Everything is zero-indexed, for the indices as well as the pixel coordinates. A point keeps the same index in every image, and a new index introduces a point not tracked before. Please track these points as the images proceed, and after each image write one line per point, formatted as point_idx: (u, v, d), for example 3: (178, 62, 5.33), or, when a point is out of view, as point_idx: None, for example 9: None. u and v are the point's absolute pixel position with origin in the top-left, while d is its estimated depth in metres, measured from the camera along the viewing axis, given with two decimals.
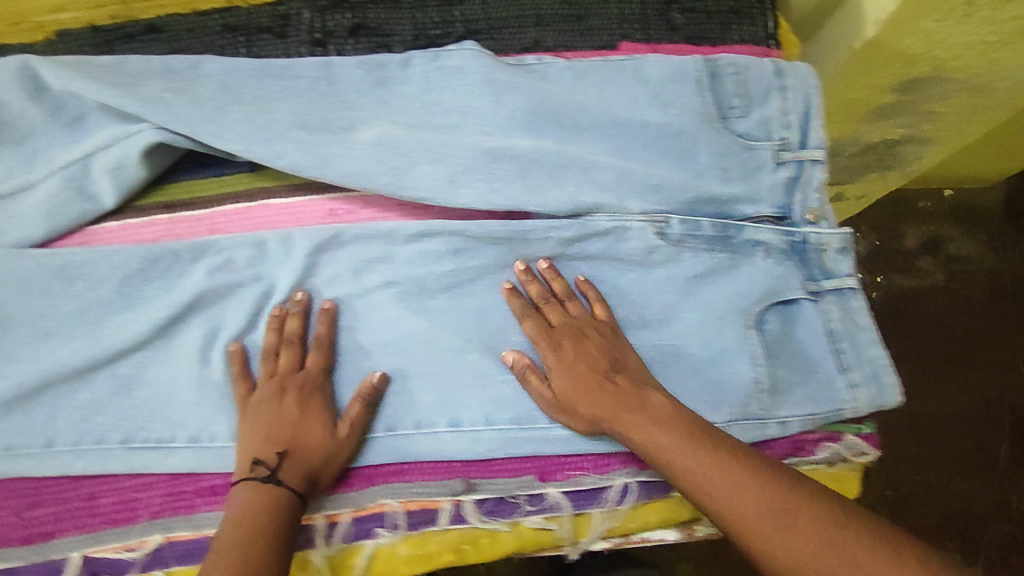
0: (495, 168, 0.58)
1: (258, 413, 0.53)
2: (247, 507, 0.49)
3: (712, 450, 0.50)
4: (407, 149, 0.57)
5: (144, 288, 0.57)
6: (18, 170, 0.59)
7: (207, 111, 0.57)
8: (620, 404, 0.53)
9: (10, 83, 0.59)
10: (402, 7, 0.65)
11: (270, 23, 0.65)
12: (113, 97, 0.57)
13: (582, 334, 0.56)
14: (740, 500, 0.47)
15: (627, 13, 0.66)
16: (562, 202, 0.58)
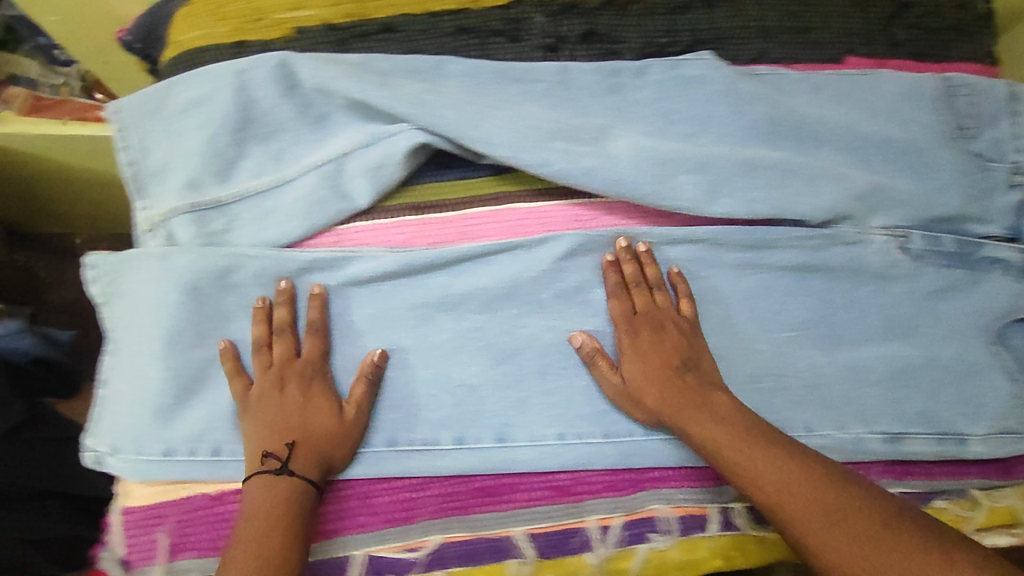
0: (750, 178, 0.59)
1: (258, 402, 0.54)
2: (275, 501, 0.50)
3: (774, 444, 0.51)
4: (666, 159, 0.58)
5: (397, 291, 0.59)
6: (268, 170, 0.60)
7: (471, 115, 0.57)
8: (688, 397, 0.54)
9: (268, 82, 0.59)
10: (631, 14, 0.66)
11: (501, 26, 0.65)
12: (378, 97, 0.57)
13: (662, 327, 0.57)
14: (786, 490, 0.48)
15: (851, 27, 0.67)
16: (813, 211, 0.59)
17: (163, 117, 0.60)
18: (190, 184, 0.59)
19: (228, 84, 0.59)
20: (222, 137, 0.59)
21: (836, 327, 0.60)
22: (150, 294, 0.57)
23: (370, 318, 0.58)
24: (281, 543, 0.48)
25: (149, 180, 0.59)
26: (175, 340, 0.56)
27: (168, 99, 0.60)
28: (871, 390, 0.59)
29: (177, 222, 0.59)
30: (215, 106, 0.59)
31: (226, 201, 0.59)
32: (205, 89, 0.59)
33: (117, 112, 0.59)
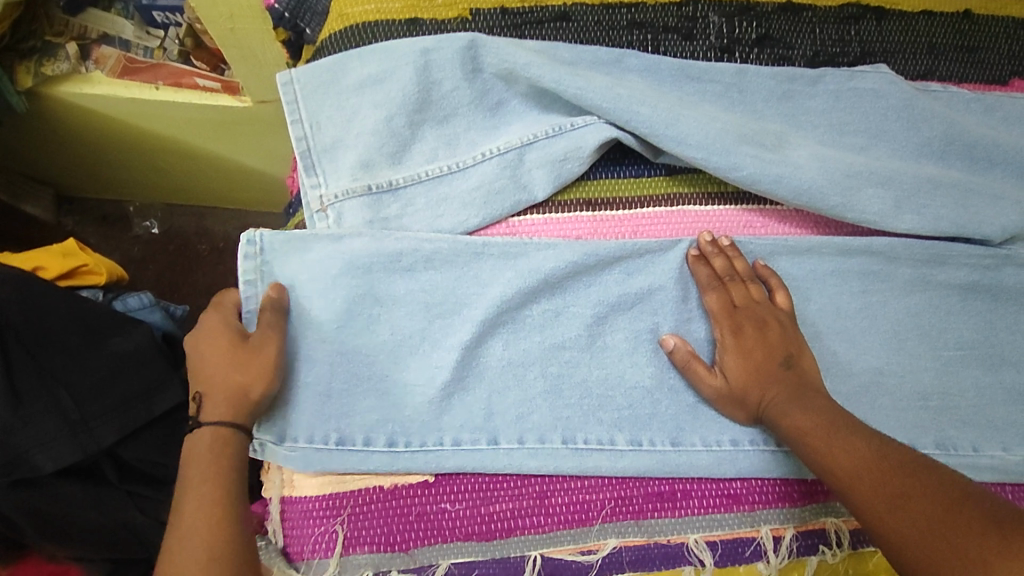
0: (934, 194, 0.58)
1: (211, 341, 0.52)
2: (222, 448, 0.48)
3: (851, 432, 0.47)
4: (854, 170, 0.57)
5: (572, 286, 0.56)
6: (443, 155, 0.57)
7: (663, 112, 0.56)
8: (785, 390, 0.52)
9: (452, 63, 0.57)
10: (803, 20, 0.65)
11: (676, 23, 0.63)
12: (572, 88, 0.56)
13: (764, 323, 0.54)
14: (859, 472, 0.45)
15: (1016, 50, 0.67)
16: (995, 230, 0.58)
17: (337, 93, 0.57)
18: (363, 166, 0.55)
19: (410, 64, 0.57)
20: (399, 117, 0.56)
21: (1000, 349, 0.58)
22: (319, 274, 0.53)
23: (549, 314, 0.56)
24: (220, 495, 0.46)
25: (320, 157, 0.55)
26: (344, 326, 0.53)
27: (343, 74, 0.57)
28: None
29: (347, 203, 0.55)
30: (394, 84, 0.56)
31: (399, 183, 0.56)
32: (384, 67, 0.57)
33: (289, 83, 0.56)
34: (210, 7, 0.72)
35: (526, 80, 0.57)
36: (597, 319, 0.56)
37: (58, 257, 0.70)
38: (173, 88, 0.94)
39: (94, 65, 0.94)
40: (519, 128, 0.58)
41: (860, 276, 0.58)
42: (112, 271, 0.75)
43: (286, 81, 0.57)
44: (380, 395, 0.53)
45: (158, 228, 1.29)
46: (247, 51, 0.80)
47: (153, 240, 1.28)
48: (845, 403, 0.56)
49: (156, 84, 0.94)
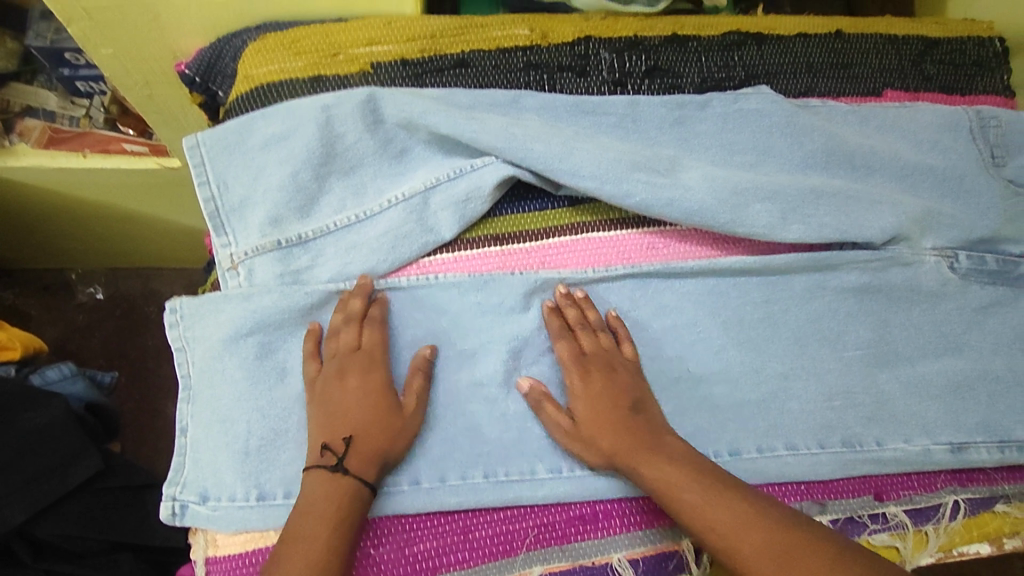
0: (818, 203, 0.62)
1: (335, 386, 0.52)
2: (337, 501, 0.48)
3: (725, 490, 0.49)
4: (740, 189, 0.61)
5: (481, 322, 0.57)
6: (350, 206, 0.59)
7: (556, 148, 0.59)
8: (637, 439, 0.52)
9: (352, 116, 0.59)
10: (689, 51, 0.70)
11: (570, 62, 0.67)
12: (469, 132, 0.59)
13: (614, 368, 0.55)
14: (739, 538, 0.47)
15: (886, 64, 0.73)
16: (875, 232, 0.61)
17: (242, 153, 0.58)
18: (271, 222, 0.57)
19: (310, 120, 0.58)
20: (303, 173, 0.58)
21: (894, 346, 0.61)
22: (229, 335, 0.54)
23: (463, 355, 0.56)
24: (339, 529, 0.47)
25: (228, 218, 0.57)
26: (259, 381, 0.54)
27: (248, 135, 0.59)
28: (932, 403, 0.60)
29: (257, 259, 0.56)
30: (296, 142, 0.58)
31: (308, 236, 0.57)
32: (286, 125, 0.59)
33: (195, 147, 0.58)
34: (123, 76, 0.73)
35: (424, 128, 0.60)
36: (513, 352, 0.57)
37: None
38: (101, 155, 0.94)
39: (18, 138, 0.93)
40: (421, 173, 0.61)
41: (760, 286, 0.61)
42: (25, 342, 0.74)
43: (192, 145, 0.58)
44: (298, 448, 0.53)
45: (103, 292, 1.28)
46: (167, 114, 0.82)
47: (99, 305, 1.27)
48: (755, 409, 0.58)
49: (84, 152, 0.94)
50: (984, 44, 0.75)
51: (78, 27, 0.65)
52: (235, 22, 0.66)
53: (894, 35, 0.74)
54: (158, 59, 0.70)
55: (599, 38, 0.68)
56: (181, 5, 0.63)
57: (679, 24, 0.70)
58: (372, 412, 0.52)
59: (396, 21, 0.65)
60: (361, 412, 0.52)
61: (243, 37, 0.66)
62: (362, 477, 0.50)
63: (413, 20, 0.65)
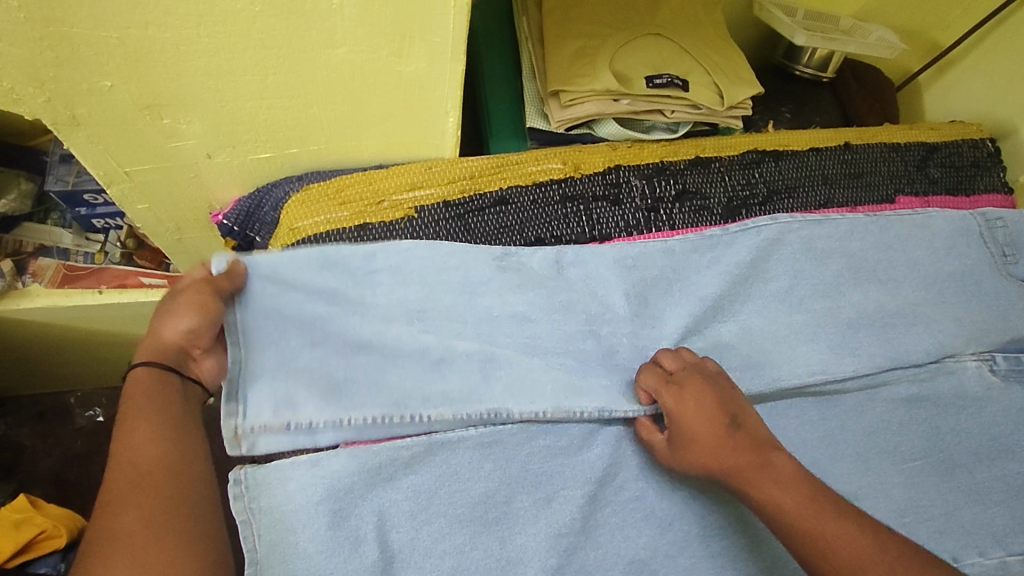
0: (854, 334, 0.65)
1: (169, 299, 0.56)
2: (144, 387, 0.52)
3: (841, 518, 0.46)
4: (780, 338, 0.64)
5: (552, 466, 0.56)
6: (387, 412, 0.55)
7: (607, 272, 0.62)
8: (747, 457, 0.51)
9: (400, 319, 0.59)
10: (713, 172, 0.73)
11: (603, 191, 0.70)
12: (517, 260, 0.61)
13: (709, 381, 0.55)
14: (857, 565, 0.43)
15: (894, 171, 0.77)
16: (906, 352, 0.65)
17: (278, 319, 0.57)
18: (288, 405, 0.55)
19: (368, 314, 0.59)
20: (335, 364, 0.57)
21: (950, 454, 0.62)
22: (300, 504, 0.51)
23: (535, 503, 0.55)
24: (160, 433, 0.50)
25: (260, 408, 0.54)
26: (333, 554, 0.50)
27: (291, 302, 0.58)
28: (996, 511, 0.60)
29: (320, 386, 0.56)
30: (332, 330, 0.58)
31: (318, 426, 0.55)
32: (332, 308, 0.59)
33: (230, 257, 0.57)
34: (154, 225, 0.72)
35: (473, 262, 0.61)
36: (589, 498, 0.56)
37: (12, 533, 0.75)
38: (118, 291, 0.91)
39: (31, 279, 0.89)
40: (450, 363, 0.58)
41: (814, 405, 0.63)
42: (70, 528, 0.79)
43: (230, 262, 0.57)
44: None
45: (105, 414, 1.16)
46: (194, 253, 0.80)
47: (100, 430, 1.15)
48: None
49: (100, 289, 0.90)
50: (978, 146, 0.81)
51: (117, 187, 0.65)
52: (275, 173, 0.67)
53: (897, 143, 0.79)
54: (194, 208, 0.70)
55: (628, 167, 0.71)
56: (224, 163, 0.64)
57: (700, 147, 0.74)
58: (169, 314, 0.54)
59: (436, 165, 0.66)
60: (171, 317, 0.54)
61: (285, 188, 0.66)
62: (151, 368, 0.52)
63: (451, 163, 0.67)
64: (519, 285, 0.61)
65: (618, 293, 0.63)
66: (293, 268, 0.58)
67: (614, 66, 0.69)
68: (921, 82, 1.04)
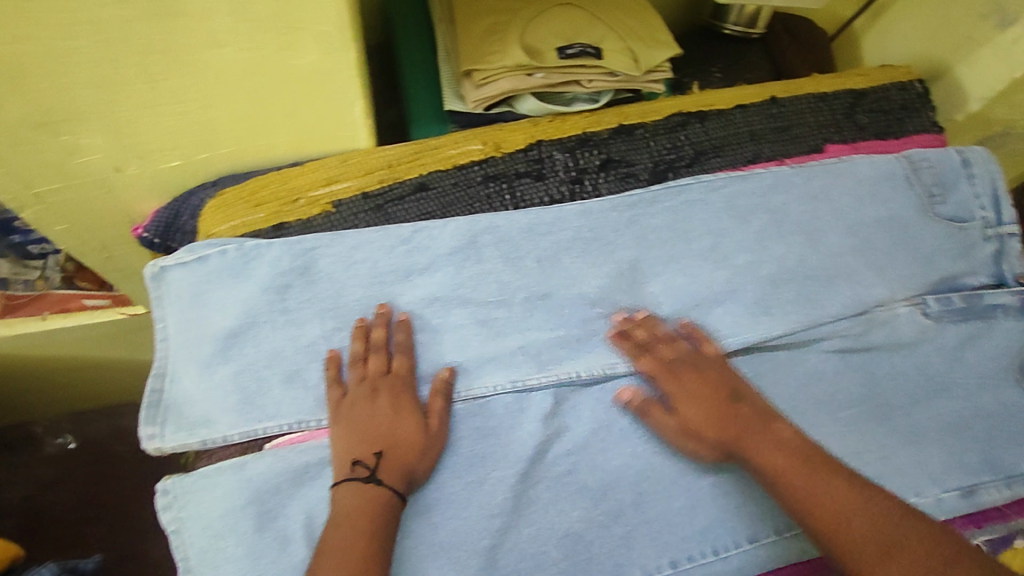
0: (778, 293, 0.65)
1: (363, 409, 0.54)
2: (364, 504, 0.49)
3: (870, 477, 0.49)
4: (699, 300, 0.64)
5: (481, 447, 0.56)
6: (307, 417, 0.56)
7: (519, 235, 0.64)
8: (751, 423, 0.54)
9: (312, 319, 0.59)
10: (637, 139, 0.72)
11: (525, 168, 0.69)
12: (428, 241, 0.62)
13: (699, 366, 0.58)
14: (846, 517, 0.47)
15: (822, 121, 0.77)
16: (840, 305, 0.64)
17: (195, 336, 0.58)
18: (203, 422, 0.56)
19: (283, 321, 0.58)
20: (246, 371, 0.56)
21: (885, 399, 0.62)
22: (225, 507, 0.51)
23: (463, 487, 0.54)
24: (373, 546, 0.47)
25: (162, 409, 0.56)
26: (259, 557, 0.50)
27: (204, 317, 0.58)
28: (934, 449, 0.60)
29: (240, 399, 0.56)
30: (246, 343, 0.57)
31: (232, 439, 0.55)
32: (242, 317, 0.58)
33: (157, 275, 0.58)
34: (78, 245, 0.71)
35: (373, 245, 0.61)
36: (520, 477, 0.55)
37: None
38: (61, 316, 0.91)
39: None
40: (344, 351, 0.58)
41: (746, 364, 0.62)
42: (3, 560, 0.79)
43: (153, 272, 0.59)
44: None
45: (75, 441, 1.10)
46: (127, 271, 0.80)
47: (69, 457, 1.09)
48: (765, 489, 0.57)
49: (43, 314, 0.90)
50: (905, 88, 0.80)
51: (31, 211, 0.63)
52: (190, 181, 0.66)
53: (823, 93, 0.78)
54: (114, 224, 0.69)
55: (550, 142, 0.70)
56: (136, 175, 0.63)
57: (624, 115, 0.73)
58: (401, 411, 0.54)
59: (351, 157, 0.65)
60: (404, 415, 0.54)
61: (201, 195, 0.66)
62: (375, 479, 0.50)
63: (366, 153, 0.66)
64: (425, 266, 0.61)
65: (538, 275, 0.62)
66: (203, 283, 0.59)
67: (525, 39, 0.68)
68: (858, 27, 1.04)
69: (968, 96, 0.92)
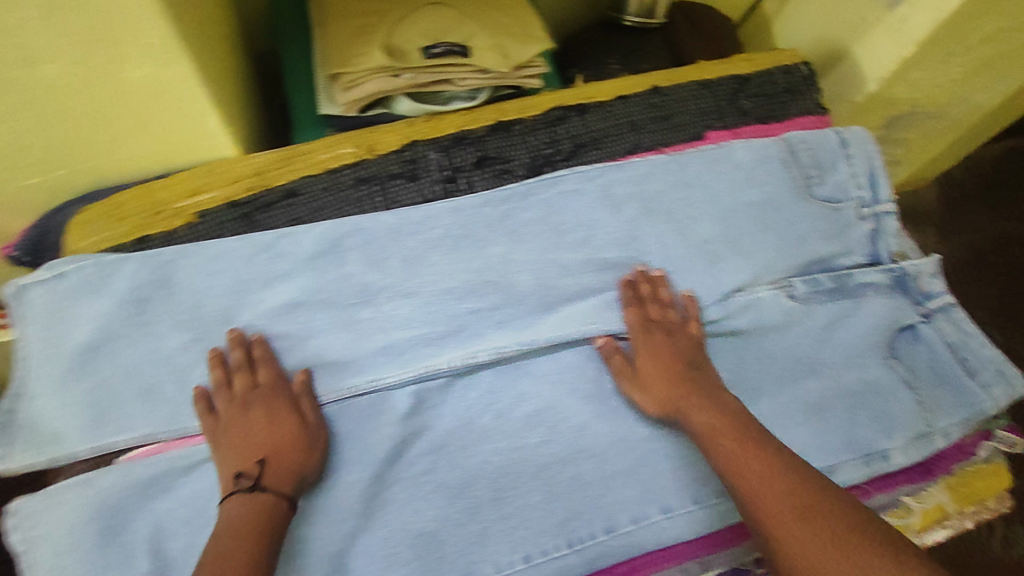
0: (646, 282, 0.65)
1: (241, 425, 0.54)
2: (250, 511, 0.49)
3: (772, 447, 0.52)
4: (566, 295, 0.64)
5: (338, 451, 0.57)
6: (160, 428, 0.57)
7: (385, 237, 0.64)
8: (699, 387, 0.58)
9: (172, 331, 0.59)
10: (515, 134, 0.72)
11: (398, 169, 0.69)
12: (291, 248, 0.62)
13: (672, 331, 0.62)
14: (763, 481, 0.50)
15: (705, 107, 0.76)
16: (704, 291, 0.65)
17: (46, 352, 0.57)
18: (56, 438, 0.57)
19: (141, 335, 0.58)
20: (104, 385, 0.57)
21: (749, 382, 0.62)
22: (72, 525, 0.52)
23: (319, 493, 0.55)
24: (264, 546, 0.48)
25: (15, 427, 0.57)
26: (110, 569, 0.51)
27: (60, 335, 0.58)
28: (801, 429, 0.60)
29: (97, 414, 0.57)
30: (104, 358, 0.58)
31: (82, 455, 0.56)
32: (100, 331, 0.58)
33: (17, 294, 0.57)
34: None
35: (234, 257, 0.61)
36: (373, 479, 0.56)
37: None
38: None
39: None
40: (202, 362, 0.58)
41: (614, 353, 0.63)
42: None
43: (15, 291, 0.57)
44: None
45: None
46: None
47: None
48: (623, 478, 0.58)
49: None
50: (791, 71, 0.80)
51: None
52: (55, 197, 0.65)
53: (708, 79, 0.78)
54: None
55: (425, 141, 0.70)
56: None
57: (501, 111, 0.73)
58: (274, 420, 0.54)
59: (217, 166, 0.65)
60: (270, 425, 0.54)
61: (64, 213, 0.65)
62: (265, 484, 0.51)
63: (232, 161, 0.66)
64: (286, 273, 0.61)
65: (403, 276, 0.63)
66: (62, 299, 0.58)
67: (391, 41, 0.67)
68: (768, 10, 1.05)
69: (866, 76, 0.91)
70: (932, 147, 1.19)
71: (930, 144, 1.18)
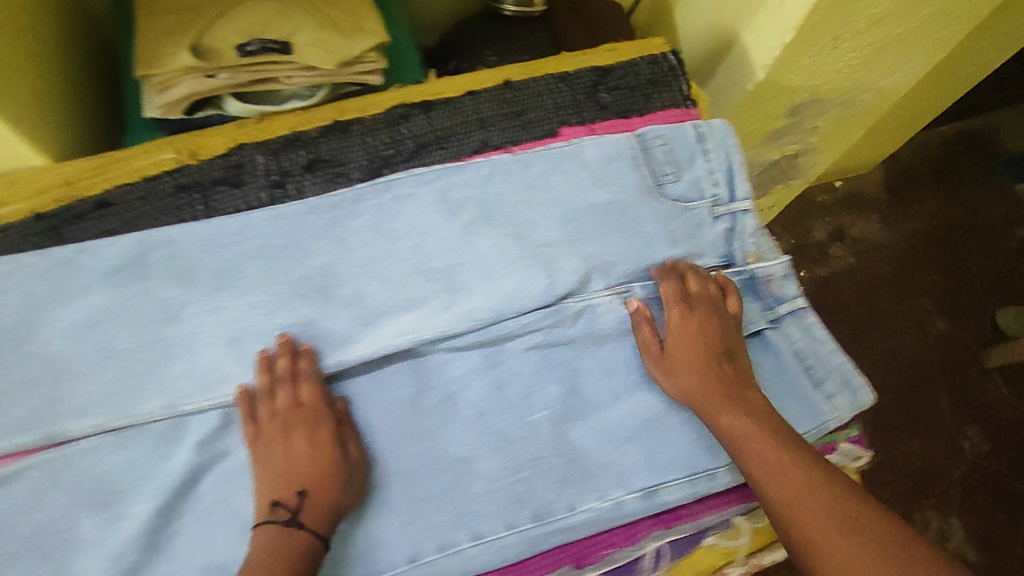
0: (473, 294, 0.62)
1: (298, 440, 0.55)
2: (275, 548, 0.50)
3: (809, 455, 0.55)
4: (385, 309, 0.61)
5: (128, 480, 0.54)
6: None
7: (195, 249, 0.60)
8: (730, 380, 0.60)
9: None
10: (352, 134, 0.68)
11: (223, 174, 0.65)
12: (89, 263, 0.58)
13: (716, 308, 0.64)
14: (802, 493, 0.53)
15: (561, 101, 0.73)
16: (536, 296, 0.61)
17: None
18: None
19: None
20: None
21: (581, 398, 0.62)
22: None
23: (103, 524, 0.53)
24: None
25: None
26: None
27: None
28: (614, 453, 0.60)
29: None
30: None
31: None
32: None
33: None
34: None
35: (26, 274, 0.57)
36: (160, 510, 0.53)
37: None
38: None
39: None
40: None
41: (435, 369, 0.61)
42: None
43: None
44: None
45: None
46: None
47: None
48: (436, 503, 0.56)
49: None
50: (657, 61, 0.75)
51: None
52: None
53: (565, 71, 0.73)
54: None
55: (253, 145, 0.66)
56: None
57: (340, 110, 0.69)
58: (311, 444, 0.54)
59: (19, 179, 0.60)
60: (307, 451, 0.54)
61: None
62: (308, 516, 0.52)
63: (40, 171, 0.61)
64: (81, 288, 0.58)
65: (211, 290, 0.59)
66: None
67: (202, 41, 0.63)
68: None
69: (752, 65, 0.87)
70: (852, 134, 1.15)
71: (850, 130, 1.13)
